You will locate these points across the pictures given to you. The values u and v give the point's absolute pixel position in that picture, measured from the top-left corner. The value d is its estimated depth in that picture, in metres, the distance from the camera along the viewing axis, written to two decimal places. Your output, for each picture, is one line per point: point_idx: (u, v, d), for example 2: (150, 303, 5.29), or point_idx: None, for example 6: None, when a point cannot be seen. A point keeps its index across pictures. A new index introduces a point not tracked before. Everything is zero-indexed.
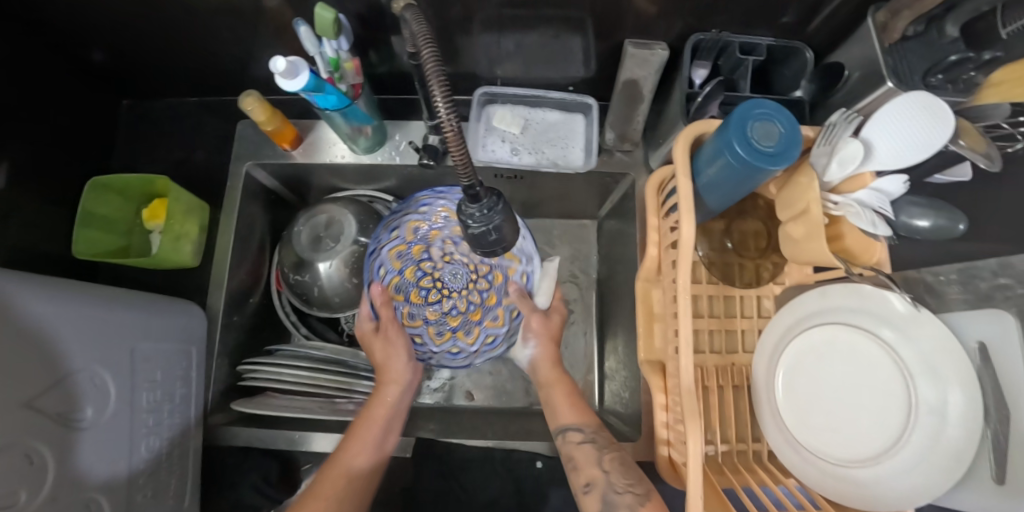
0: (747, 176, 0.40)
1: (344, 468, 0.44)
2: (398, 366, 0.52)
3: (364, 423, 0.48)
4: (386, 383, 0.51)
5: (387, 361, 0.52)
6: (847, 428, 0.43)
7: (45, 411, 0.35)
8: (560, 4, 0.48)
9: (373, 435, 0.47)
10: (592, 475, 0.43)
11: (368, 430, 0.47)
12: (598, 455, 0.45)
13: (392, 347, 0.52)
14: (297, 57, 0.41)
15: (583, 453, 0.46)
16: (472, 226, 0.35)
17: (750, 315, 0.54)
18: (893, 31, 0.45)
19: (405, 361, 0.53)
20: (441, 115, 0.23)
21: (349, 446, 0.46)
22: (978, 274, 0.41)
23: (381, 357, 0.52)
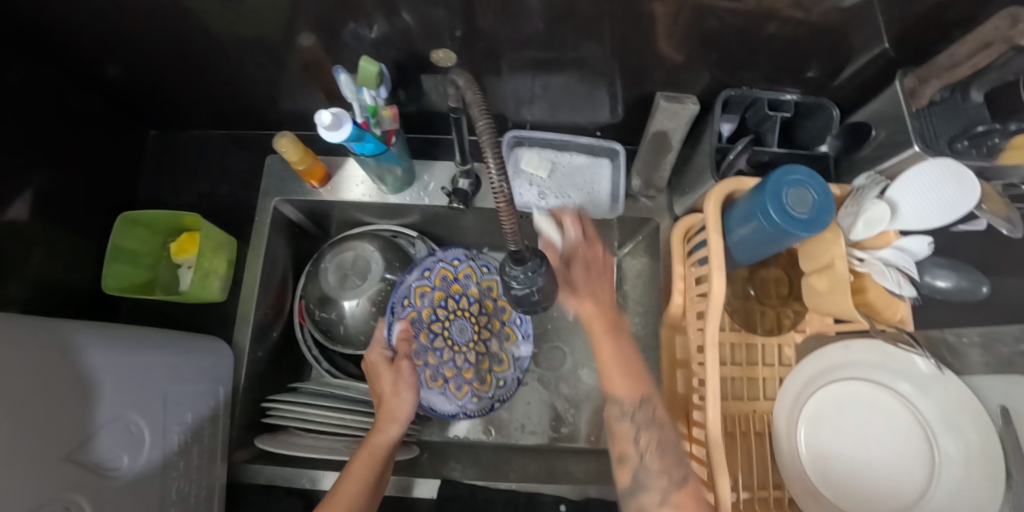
0: (778, 240, 0.41)
1: (351, 496, 0.42)
2: (402, 405, 0.49)
3: (364, 463, 0.44)
4: (388, 422, 0.47)
5: (394, 394, 0.49)
6: (870, 480, 0.44)
7: (84, 462, 0.35)
8: (592, 51, 0.49)
9: (365, 483, 0.43)
10: (625, 449, 0.41)
11: (363, 472, 0.44)
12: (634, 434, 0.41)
13: (401, 383, 0.50)
14: (340, 109, 0.42)
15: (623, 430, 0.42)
16: (514, 287, 0.36)
17: (771, 363, 0.54)
18: (921, 97, 0.45)
19: (413, 402, 0.50)
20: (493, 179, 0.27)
21: (380, 427, 0.47)
22: (999, 339, 0.42)
23: (391, 388, 0.50)
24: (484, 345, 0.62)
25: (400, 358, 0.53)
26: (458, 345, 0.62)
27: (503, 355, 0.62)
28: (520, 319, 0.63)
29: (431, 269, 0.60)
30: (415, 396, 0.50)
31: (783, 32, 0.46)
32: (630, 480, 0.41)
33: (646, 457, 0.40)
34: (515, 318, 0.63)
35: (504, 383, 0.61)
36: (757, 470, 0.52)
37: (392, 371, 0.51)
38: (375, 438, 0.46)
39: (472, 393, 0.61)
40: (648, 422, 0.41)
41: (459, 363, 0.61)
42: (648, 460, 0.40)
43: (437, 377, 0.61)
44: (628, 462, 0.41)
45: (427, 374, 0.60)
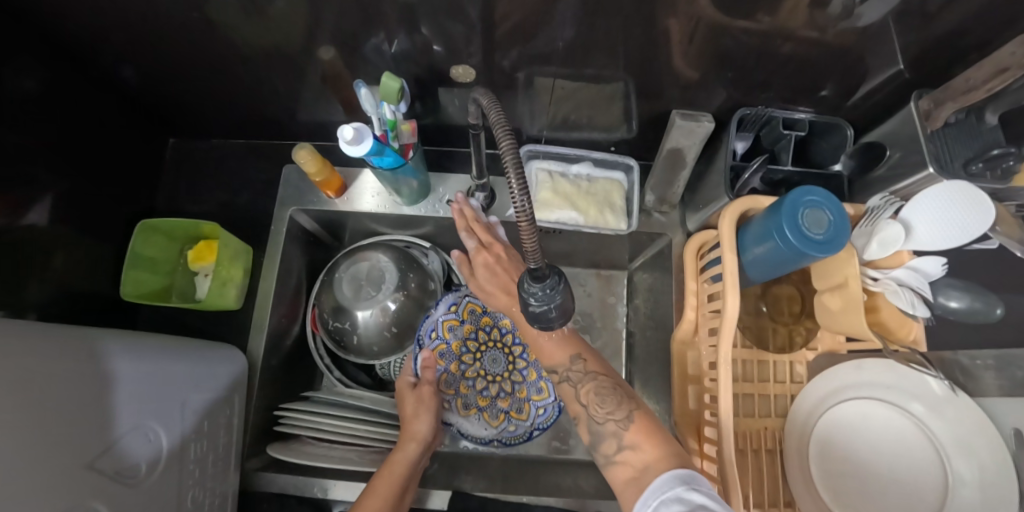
0: (794, 260, 0.41)
1: (378, 505, 0.44)
2: (420, 426, 0.52)
3: (386, 478, 0.47)
4: (407, 441, 0.51)
5: (415, 416, 0.53)
6: (883, 502, 0.44)
7: (105, 470, 0.35)
8: (609, 69, 0.50)
9: (387, 496, 0.45)
10: (574, 408, 0.43)
11: (387, 485, 0.46)
12: (575, 392, 0.44)
13: (422, 407, 0.54)
14: (362, 125, 0.43)
15: (564, 391, 0.44)
16: (533, 303, 0.37)
17: (783, 380, 0.54)
18: (936, 120, 0.46)
19: (430, 423, 0.53)
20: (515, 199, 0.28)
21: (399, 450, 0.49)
22: (1015, 362, 0.42)
23: (412, 409, 0.54)
24: (518, 375, 0.64)
25: (423, 384, 0.57)
26: (491, 375, 0.64)
27: (541, 384, 0.64)
28: None
29: (459, 303, 0.63)
30: (433, 418, 0.54)
31: (798, 52, 0.46)
32: (588, 436, 0.41)
33: (591, 408, 0.42)
34: None
35: (542, 411, 0.63)
36: (767, 488, 0.52)
37: (413, 394, 0.55)
38: (398, 456, 0.49)
39: (508, 422, 0.62)
40: (581, 376, 0.43)
41: (493, 393, 0.63)
42: (592, 410, 0.41)
43: (470, 405, 0.63)
44: (581, 419, 0.43)
45: (461, 403, 0.63)
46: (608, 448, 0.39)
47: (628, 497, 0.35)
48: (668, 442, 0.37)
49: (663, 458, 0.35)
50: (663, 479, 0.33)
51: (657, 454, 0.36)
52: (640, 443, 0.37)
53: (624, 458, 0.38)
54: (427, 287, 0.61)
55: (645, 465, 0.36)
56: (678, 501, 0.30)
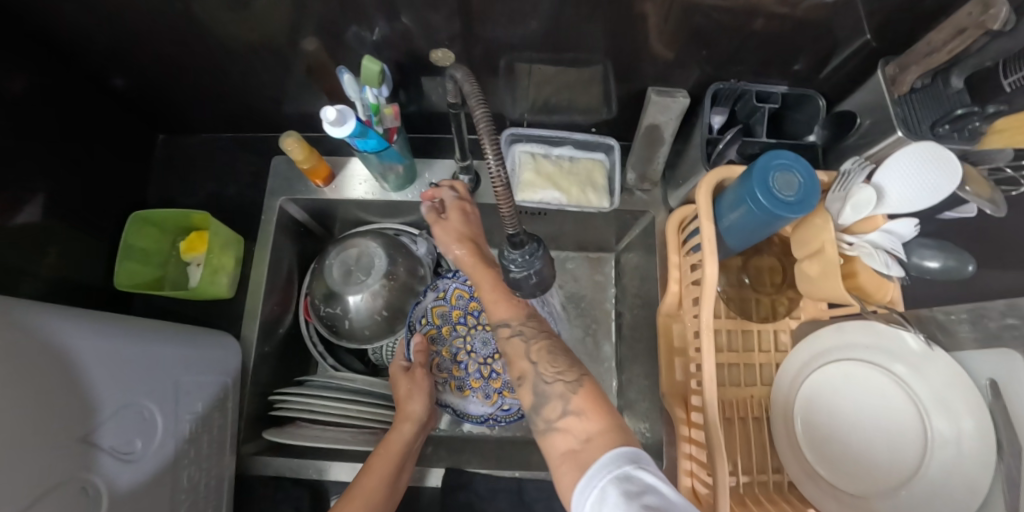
0: (767, 223, 0.43)
1: (376, 485, 0.46)
2: (416, 407, 0.53)
3: (382, 458, 0.48)
4: (402, 421, 0.52)
5: (409, 397, 0.53)
6: (866, 462, 0.45)
7: (100, 445, 0.36)
8: (585, 50, 0.51)
9: (385, 476, 0.47)
10: (522, 368, 0.42)
11: (383, 464, 0.47)
12: (526, 348, 0.43)
13: (416, 388, 0.54)
14: (345, 107, 0.45)
15: (513, 347, 0.43)
16: (513, 270, 0.38)
17: (767, 349, 0.55)
18: (902, 85, 0.47)
19: (424, 404, 0.53)
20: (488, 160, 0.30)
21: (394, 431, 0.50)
22: (986, 314, 0.43)
23: (405, 392, 0.54)
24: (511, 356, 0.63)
25: (416, 366, 0.56)
26: (483, 357, 0.62)
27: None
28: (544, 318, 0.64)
29: (448, 288, 0.64)
30: (428, 399, 0.54)
31: (767, 26, 0.47)
32: (533, 396, 0.40)
33: (540, 366, 0.41)
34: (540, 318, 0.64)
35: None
36: (756, 455, 0.53)
37: (408, 376, 0.55)
38: (394, 436, 0.50)
39: (503, 400, 0.60)
40: (535, 334, 0.43)
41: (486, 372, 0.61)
42: (542, 369, 0.41)
43: (463, 386, 0.61)
44: (528, 379, 0.41)
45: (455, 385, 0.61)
46: (552, 412, 0.38)
47: (564, 470, 0.33)
48: (612, 413, 0.36)
49: (605, 430, 0.34)
50: (607, 458, 0.30)
51: (599, 424, 0.35)
52: (584, 411, 0.36)
53: (567, 425, 0.37)
54: (417, 272, 0.62)
55: (587, 435, 0.34)
56: (629, 480, 0.28)
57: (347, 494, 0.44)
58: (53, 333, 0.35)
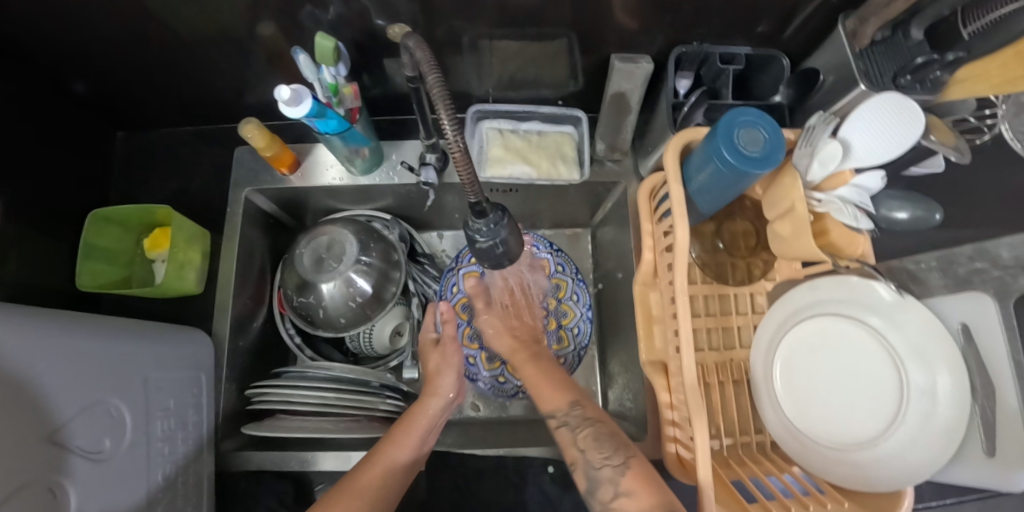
0: (736, 181, 0.42)
1: (389, 462, 0.45)
2: (446, 381, 0.54)
3: (410, 425, 0.49)
4: (429, 396, 0.53)
5: (438, 372, 0.55)
6: (846, 414, 0.44)
7: (68, 446, 0.35)
8: (548, 23, 0.50)
9: (413, 441, 0.48)
10: (574, 456, 0.45)
11: (412, 431, 0.48)
12: (573, 436, 0.46)
13: (445, 365, 0.56)
14: (299, 85, 0.43)
15: (562, 437, 0.47)
16: (479, 241, 0.37)
17: (745, 312, 0.56)
18: (862, 37, 0.47)
19: (453, 381, 0.55)
20: (447, 134, 0.28)
21: (397, 436, 0.47)
22: (956, 260, 0.43)
23: (436, 367, 0.56)
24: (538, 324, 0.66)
25: (446, 339, 0.57)
26: None
27: (561, 334, 0.66)
28: (576, 330, 0.66)
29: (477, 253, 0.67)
30: (457, 376, 0.56)
31: None
32: (586, 478, 0.43)
33: (588, 453, 0.44)
34: (570, 328, 0.66)
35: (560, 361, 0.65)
36: (738, 417, 0.53)
37: (438, 350, 0.57)
38: (422, 406, 0.51)
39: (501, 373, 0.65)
40: (580, 421, 0.47)
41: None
42: (591, 456, 0.44)
43: (494, 359, 0.65)
44: (579, 466, 0.45)
45: (486, 357, 0.65)
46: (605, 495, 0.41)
47: None
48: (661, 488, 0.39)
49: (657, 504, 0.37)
50: None
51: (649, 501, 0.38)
52: (636, 490, 0.39)
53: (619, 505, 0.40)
54: (391, 257, 0.61)
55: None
56: None
57: (371, 454, 0.45)
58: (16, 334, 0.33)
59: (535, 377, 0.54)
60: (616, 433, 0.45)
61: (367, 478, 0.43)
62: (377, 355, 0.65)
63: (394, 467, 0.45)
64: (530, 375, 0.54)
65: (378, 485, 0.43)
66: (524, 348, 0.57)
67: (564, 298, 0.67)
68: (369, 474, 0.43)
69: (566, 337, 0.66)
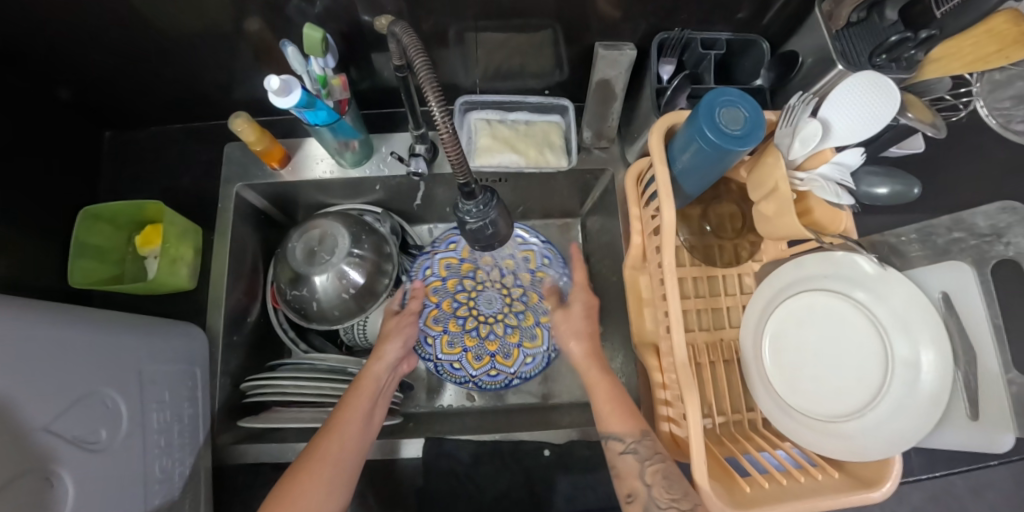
0: (718, 160, 0.42)
1: (342, 432, 0.45)
2: (392, 346, 0.55)
3: (358, 393, 0.49)
4: (374, 361, 0.53)
5: (387, 337, 0.56)
6: (832, 386, 0.45)
7: (64, 436, 0.35)
8: (532, 13, 0.51)
9: (363, 406, 0.48)
10: (633, 485, 0.45)
11: (360, 398, 0.48)
12: (640, 467, 0.45)
13: (396, 331, 0.58)
14: (290, 76, 0.44)
15: (626, 463, 0.46)
16: (469, 222, 0.37)
17: (733, 293, 0.57)
18: (837, 19, 0.50)
19: (397, 346, 0.56)
20: (436, 118, 0.28)
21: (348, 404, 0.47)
22: (934, 232, 0.45)
23: (389, 332, 0.58)
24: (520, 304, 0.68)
25: (407, 311, 0.60)
26: (485, 315, 0.68)
27: (538, 331, 0.66)
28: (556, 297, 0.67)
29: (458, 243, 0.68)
30: (405, 343, 0.57)
31: None
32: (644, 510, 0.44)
33: (654, 490, 0.43)
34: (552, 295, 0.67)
35: (530, 359, 0.65)
36: (730, 396, 0.54)
37: (395, 317, 0.59)
38: (366, 372, 0.52)
39: (491, 367, 0.65)
40: (650, 453, 0.46)
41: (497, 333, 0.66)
42: (657, 493, 0.43)
43: (483, 354, 0.66)
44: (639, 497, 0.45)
45: (446, 340, 0.65)
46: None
47: None
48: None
49: None
50: None
51: None
52: None
53: None
54: (383, 250, 0.61)
55: None
56: None
57: (323, 431, 0.45)
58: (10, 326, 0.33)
59: (604, 406, 0.50)
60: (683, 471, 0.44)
61: (320, 451, 0.44)
62: (371, 349, 0.65)
63: (347, 437, 0.45)
64: (603, 396, 0.51)
65: (332, 455, 0.43)
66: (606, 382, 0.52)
67: (547, 292, 0.66)
68: (320, 448, 0.44)
69: (541, 334, 0.66)
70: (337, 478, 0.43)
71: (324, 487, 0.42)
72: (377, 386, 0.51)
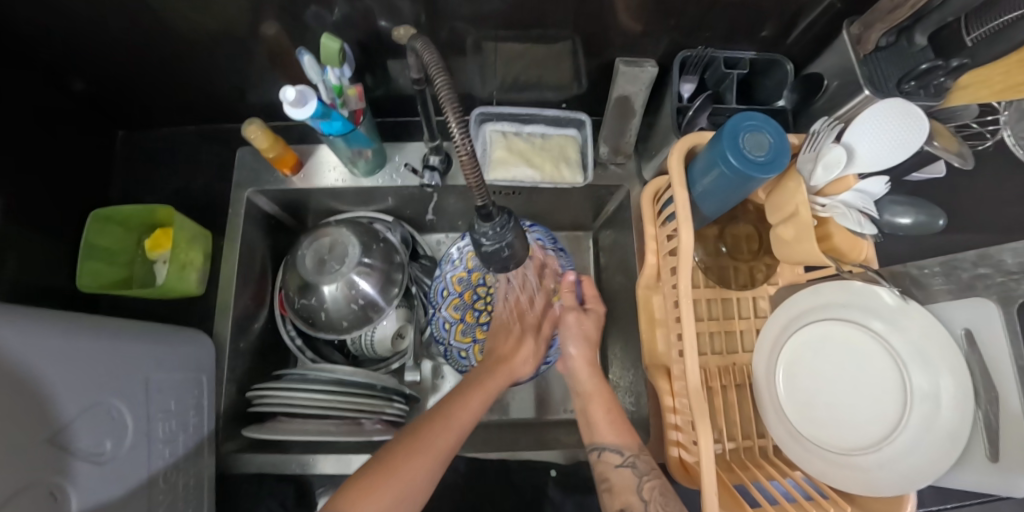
0: (741, 185, 0.41)
1: (452, 423, 0.43)
2: (523, 363, 0.56)
3: (470, 394, 0.48)
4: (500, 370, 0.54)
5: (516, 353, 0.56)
6: (849, 418, 0.44)
7: (68, 447, 0.35)
8: (553, 24, 0.50)
9: (475, 409, 0.46)
10: (629, 500, 0.43)
11: (473, 401, 0.47)
12: (638, 482, 0.44)
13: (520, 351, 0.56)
14: (304, 86, 0.43)
15: (621, 477, 0.46)
16: (485, 244, 0.37)
17: (748, 316, 0.56)
18: (867, 43, 0.48)
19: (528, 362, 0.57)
20: (455, 135, 0.27)
21: (461, 403, 0.46)
22: (959, 265, 0.42)
23: (508, 351, 0.56)
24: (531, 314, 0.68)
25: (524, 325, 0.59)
26: None
27: (543, 344, 0.67)
28: None
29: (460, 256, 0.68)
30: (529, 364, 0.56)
31: None
32: None
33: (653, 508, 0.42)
34: None
35: (529, 368, 0.65)
36: (740, 421, 0.53)
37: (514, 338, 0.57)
38: (491, 381, 0.51)
39: (468, 349, 0.65)
40: (648, 471, 0.45)
41: (496, 330, 0.67)
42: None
43: None
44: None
45: (461, 329, 0.66)
46: None
47: None
48: None
49: None
50: None
51: None
52: None
53: None
54: (393, 259, 0.60)
55: None
56: None
57: (385, 457, 0.39)
58: (16, 338, 0.33)
59: (604, 420, 0.51)
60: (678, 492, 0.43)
61: (428, 434, 0.42)
62: (378, 358, 0.65)
63: (451, 431, 0.43)
64: (600, 413, 0.51)
65: (442, 443, 0.41)
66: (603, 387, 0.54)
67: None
68: (433, 434, 0.42)
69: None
70: (439, 465, 0.41)
71: (433, 458, 0.40)
72: (491, 395, 0.50)
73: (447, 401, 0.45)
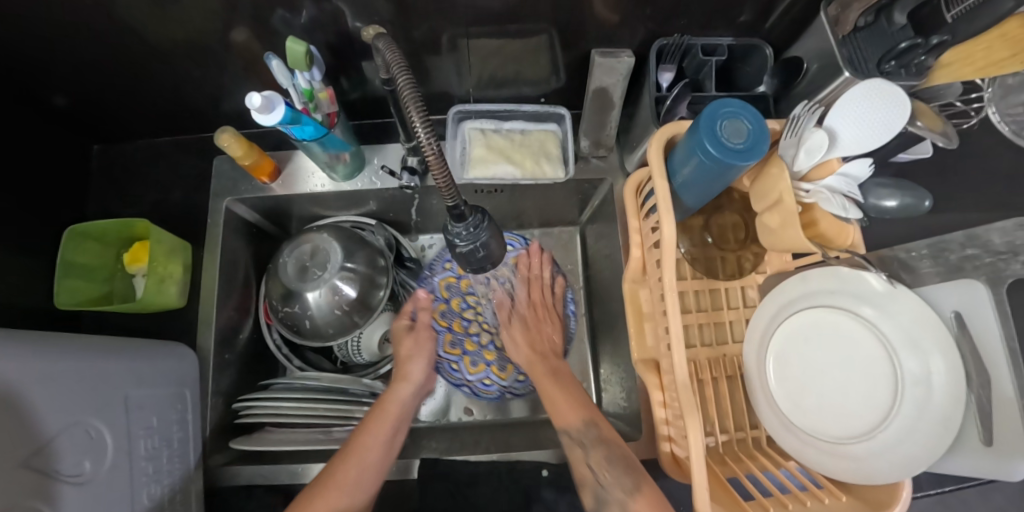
0: (721, 174, 0.40)
1: (360, 451, 0.48)
2: (415, 368, 0.60)
3: (379, 416, 0.53)
4: (401, 382, 0.58)
5: (410, 358, 0.61)
6: (841, 406, 0.43)
7: (45, 470, 0.34)
8: (528, 19, 0.49)
9: (384, 429, 0.51)
10: (583, 475, 0.50)
11: (382, 422, 0.52)
12: (586, 456, 0.51)
13: (416, 351, 0.61)
14: (271, 92, 0.43)
15: (576, 457, 0.51)
16: (459, 244, 0.36)
17: (736, 306, 0.56)
18: (845, 24, 0.48)
19: (422, 366, 0.61)
20: (419, 134, 0.26)
21: (367, 428, 0.50)
22: (947, 248, 0.42)
23: (409, 352, 0.61)
24: (527, 316, 0.71)
25: (420, 325, 0.63)
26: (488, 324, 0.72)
27: (549, 323, 0.71)
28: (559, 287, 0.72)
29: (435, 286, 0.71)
30: (426, 362, 0.61)
31: None
32: (595, 500, 0.48)
33: (601, 477, 0.48)
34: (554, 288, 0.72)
35: None
36: (732, 412, 0.53)
37: (411, 336, 0.62)
38: (393, 395, 0.56)
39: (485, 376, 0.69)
40: (594, 441, 0.51)
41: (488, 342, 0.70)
42: (602, 477, 0.47)
43: (504, 365, 0.69)
44: (589, 486, 0.49)
45: (468, 362, 0.69)
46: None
47: None
48: None
49: None
50: None
51: None
52: None
53: None
54: (377, 263, 0.60)
55: None
56: None
57: (319, 482, 0.46)
58: None
59: (522, 340, 0.66)
60: (628, 460, 0.48)
61: (342, 468, 0.46)
62: (367, 363, 0.65)
63: (360, 461, 0.48)
64: (551, 391, 0.58)
65: (350, 478, 0.46)
66: (544, 362, 0.63)
67: (551, 289, 0.72)
68: (343, 468, 0.47)
69: (554, 325, 0.71)
70: (356, 496, 0.46)
71: (351, 489, 0.46)
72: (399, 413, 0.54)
73: (357, 428, 0.50)
